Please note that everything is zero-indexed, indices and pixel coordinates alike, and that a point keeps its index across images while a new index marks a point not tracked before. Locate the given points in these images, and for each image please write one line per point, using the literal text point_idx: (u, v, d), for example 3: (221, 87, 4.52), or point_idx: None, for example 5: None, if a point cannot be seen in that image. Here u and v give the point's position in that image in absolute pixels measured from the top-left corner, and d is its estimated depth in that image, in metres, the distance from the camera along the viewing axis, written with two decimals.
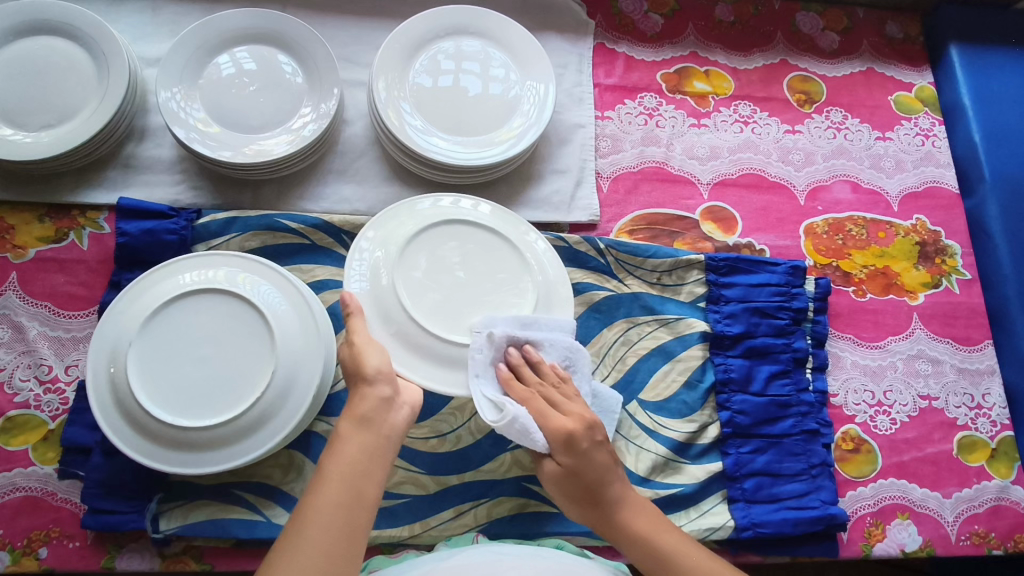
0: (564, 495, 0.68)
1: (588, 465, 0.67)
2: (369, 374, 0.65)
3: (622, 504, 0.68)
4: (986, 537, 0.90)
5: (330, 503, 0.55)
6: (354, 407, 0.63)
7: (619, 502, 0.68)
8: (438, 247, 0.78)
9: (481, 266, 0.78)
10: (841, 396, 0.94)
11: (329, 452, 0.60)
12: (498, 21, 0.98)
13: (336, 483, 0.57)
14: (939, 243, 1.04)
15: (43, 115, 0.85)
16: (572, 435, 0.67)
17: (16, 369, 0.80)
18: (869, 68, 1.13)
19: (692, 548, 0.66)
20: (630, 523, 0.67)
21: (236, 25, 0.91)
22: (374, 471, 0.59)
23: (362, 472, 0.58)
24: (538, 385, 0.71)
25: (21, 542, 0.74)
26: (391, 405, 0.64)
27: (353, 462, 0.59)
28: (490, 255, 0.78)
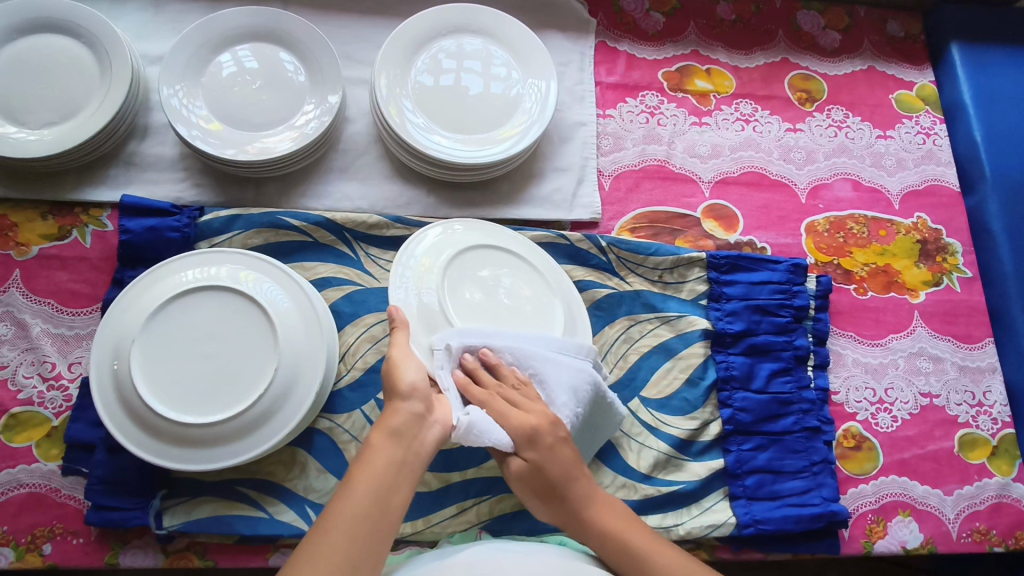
0: (527, 494, 0.67)
1: (552, 461, 0.66)
2: (403, 391, 0.63)
3: (587, 502, 0.67)
4: (987, 534, 0.90)
5: (353, 514, 0.55)
6: (385, 419, 0.61)
7: (583, 498, 0.67)
8: (474, 268, 0.79)
9: (519, 290, 0.79)
10: (842, 393, 0.94)
11: (358, 461, 0.59)
12: (500, 19, 0.98)
13: (361, 493, 0.56)
14: (940, 241, 1.04)
15: (46, 113, 0.85)
16: (535, 432, 0.65)
17: (19, 366, 0.80)
18: (870, 67, 1.14)
19: (662, 546, 0.67)
20: (596, 520, 0.67)
21: (239, 23, 0.91)
22: (400, 485, 0.58)
23: (389, 483, 0.58)
24: (496, 386, 0.67)
25: (25, 539, 0.74)
26: (425, 421, 0.62)
27: (379, 474, 0.58)
28: (525, 281, 0.80)
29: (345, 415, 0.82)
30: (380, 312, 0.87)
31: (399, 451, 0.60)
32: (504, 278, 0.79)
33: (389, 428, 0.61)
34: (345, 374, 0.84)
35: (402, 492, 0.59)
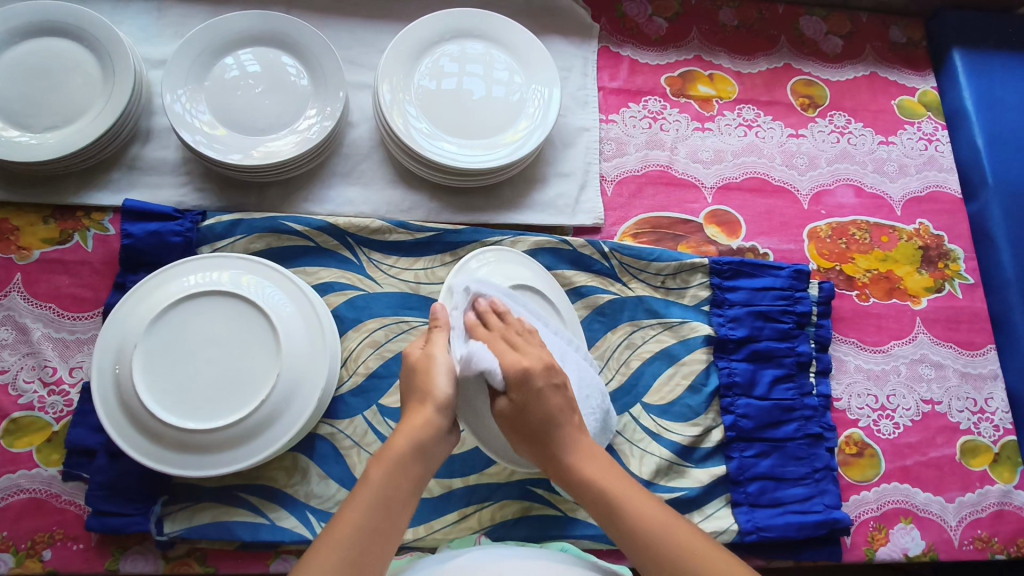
0: (509, 426, 0.64)
1: (536, 403, 0.63)
2: (441, 400, 0.62)
3: (568, 441, 0.64)
4: (989, 542, 0.90)
5: (367, 522, 0.55)
6: (409, 427, 0.61)
7: (568, 439, 0.64)
8: None
9: None
10: (844, 400, 0.94)
11: (375, 466, 0.59)
12: (503, 24, 0.98)
13: (376, 501, 0.57)
14: (942, 247, 1.04)
15: (48, 116, 0.85)
16: (528, 372, 0.62)
17: (20, 370, 0.80)
18: (872, 73, 1.14)
19: (643, 498, 0.61)
20: (575, 460, 0.63)
21: (242, 27, 0.91)
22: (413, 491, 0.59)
23: (403, 493, 0.58)
24: (500, 330, 0.68)
25: (25, 545, 0.74)
26: (445, 435, 0.62)
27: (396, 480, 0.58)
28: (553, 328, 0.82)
29: (347, 420, 0.82)
30: (382, 317, 0.87)
31: (416, 463, 0.60)
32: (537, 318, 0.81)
33: (413, 437, 0.60)
34: (347, 379, 0.84)
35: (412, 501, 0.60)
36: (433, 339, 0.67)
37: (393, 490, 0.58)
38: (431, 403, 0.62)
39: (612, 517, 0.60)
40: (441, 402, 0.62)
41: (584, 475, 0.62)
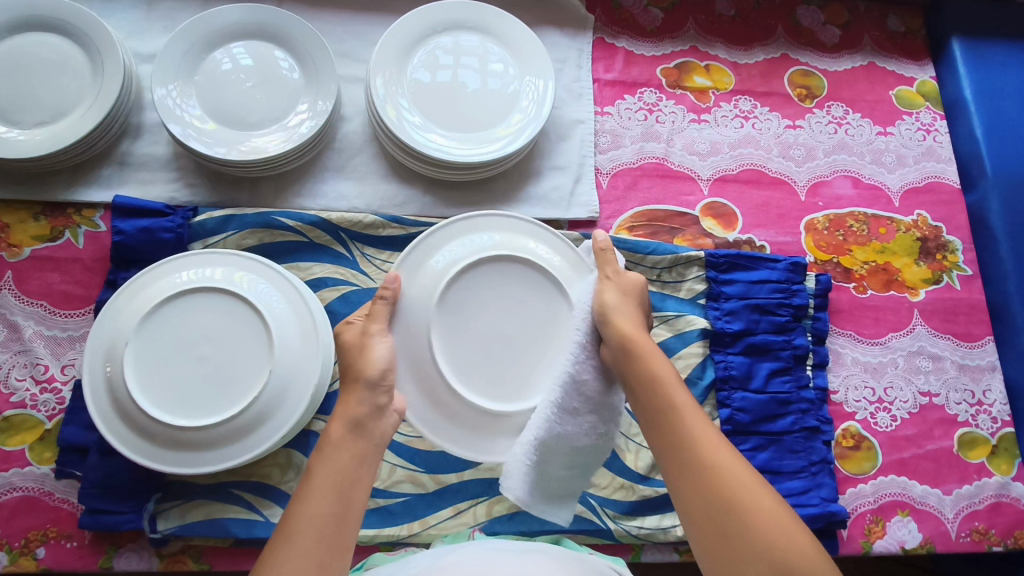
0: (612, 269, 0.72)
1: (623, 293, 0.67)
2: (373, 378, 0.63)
3: (682, 406, 0.59)
4: (986, 534, 0.90)
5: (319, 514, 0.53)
6: (347, 409, 0.61)
7: (678, 402, 0.59)
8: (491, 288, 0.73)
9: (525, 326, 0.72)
10: (842, 393, 0.94)
11: (317, 456, 0.58)
12: (499, 15, 0.96)
13: (322, 490, 0.54)
14: (940, 239, 1.04)
15: (36, 112, 0.84)
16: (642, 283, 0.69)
17: (11, 368, 0.79)
18: (870, 62, 1.13)
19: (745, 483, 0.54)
20: (685, 438, 0.57)
21: (232, 20, 0.90)
22: (361, 477, 0.57)
23: (353, 472, 0.57)
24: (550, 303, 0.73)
25: (18, 543, 0.74)
26: (383, 412, 0.63)
27: (340, 470, 0.56)
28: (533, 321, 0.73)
29: None
30: None
31: (359, 441, 0.59)
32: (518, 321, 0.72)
33: (347, 416, 0.60)
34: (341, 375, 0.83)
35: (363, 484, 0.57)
36: (375, 314, 0.68)
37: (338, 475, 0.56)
38: (362, 382, 0.63)
39: (711, 538, 0.52)
40: (373, 379, 0.63)
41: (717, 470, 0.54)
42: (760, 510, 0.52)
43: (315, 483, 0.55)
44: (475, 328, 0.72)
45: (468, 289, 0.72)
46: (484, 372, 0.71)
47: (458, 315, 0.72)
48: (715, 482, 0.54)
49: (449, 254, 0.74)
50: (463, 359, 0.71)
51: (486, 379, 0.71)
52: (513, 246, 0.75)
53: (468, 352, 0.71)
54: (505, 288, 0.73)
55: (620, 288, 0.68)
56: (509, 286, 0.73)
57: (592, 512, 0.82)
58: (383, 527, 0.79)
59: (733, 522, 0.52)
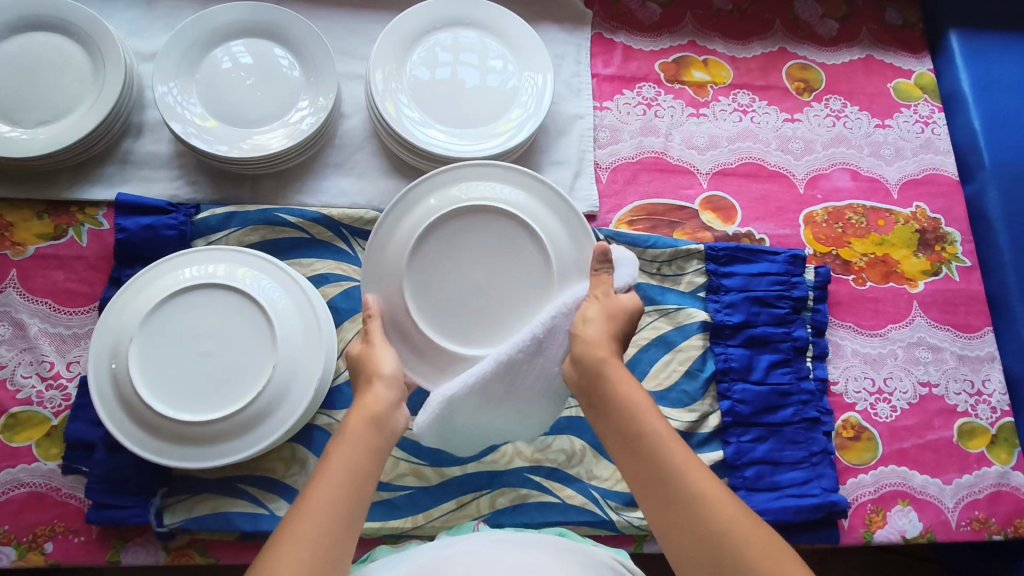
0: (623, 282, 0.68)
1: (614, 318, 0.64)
2: (388, 376, 0.64)
3: (660, 438, 0.57)
4: (986, 523, 0.90)
5: (333, 499, 0.52)
6: (369, 402, 0.61)
7: (654, 434, 0.57)
8: (477, 239, 0.71)
9: (508, 276, 0.71)
10: (841, 384, 0.94)
11: (332, 447, 0.58)
12: (497, 12, 0.97)
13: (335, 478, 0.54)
14: (939, 230, 1.04)
15: (39, 111, 0.85)
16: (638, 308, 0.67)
17: (18, 366, 0.80)
18: (868, 55, 1.13)
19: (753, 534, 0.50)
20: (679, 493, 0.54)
21: (232, 18, 0.90)
22: (371, 470, 0.57)
23: (364, 465, 0.56)
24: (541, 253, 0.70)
25: (26, 538, 0.75)
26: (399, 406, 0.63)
27: (353, 461, 0.56)
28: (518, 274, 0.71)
29: (344, 410, 0.82)
30: None
31: (373, 434, 0.59)
32: (500, 268, 0.71)
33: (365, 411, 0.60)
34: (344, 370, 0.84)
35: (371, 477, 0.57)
36: (371, 330, 0.69)
37: (352, 465, 0.56)
38: (379, 380, 0.63)
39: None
40: (389, 378, 0.64)
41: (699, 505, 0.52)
42: (747, 545, 0.49)
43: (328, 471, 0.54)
44: (456, 274, 0.71)
45: (457, 234, 0.71)
46: (453, 315, 0.70)
47: (438, 254, 0.71)
48: (702, 524, 0.51)
49: (441, 199, 0.72)
50: (436, 302, 0.70)
51: (456, 325, 0.70)
52: (517, 204, 0.72)
53: (442, 297, 0.70)
54: (493, 239, 0.71)
55: (605, 311, 0.64)
56: (504, 243, 0.71)
57: (594, 503, 0.83)
58: (387, 520, 0.79)
59: (717, 561, 0.50)
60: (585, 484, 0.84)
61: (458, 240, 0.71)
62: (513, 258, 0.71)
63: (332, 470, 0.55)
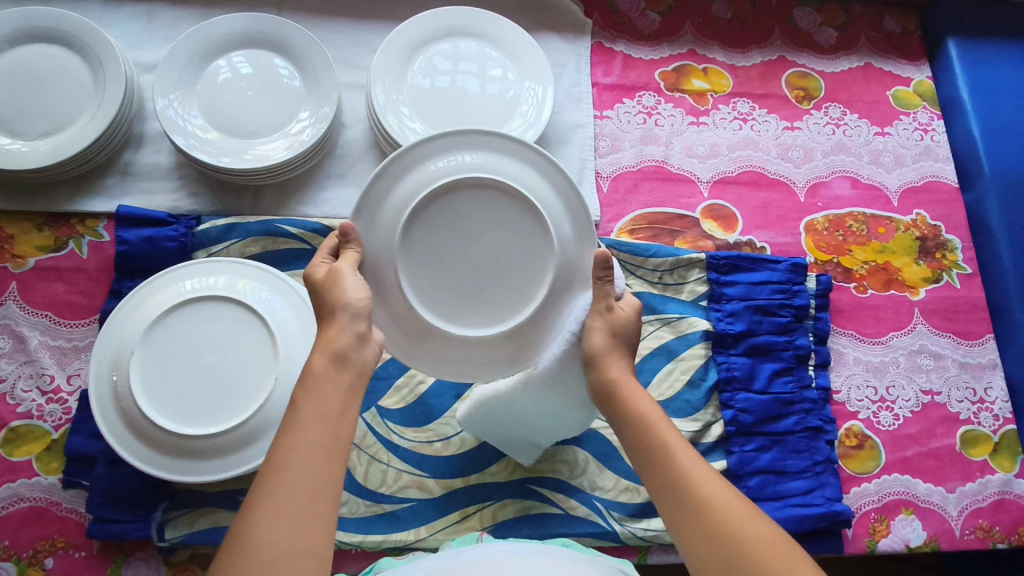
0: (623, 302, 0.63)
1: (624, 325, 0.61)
2: (355, 306, 0.56)
3: (675, 447, 0.56)
4: (990, 531, 0.90)
5: (309, 447, 0.48)
6: (328, 337, 0.54)
7: (672, 443, 0.56)
8: (446, 228, 0.61)
9: (495, 240, 0.62)
10: (844, 392, 0.94)
11: (302, 389, 0.52)
12: (496, 22, 0.97)
13: (310, 426, 0.49)
14: (939, 237, 1.04)
15: (39, 123, 0.84)
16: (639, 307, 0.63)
17: (18, 379, 0.80)
18: (867, 63, 1.13)
19: (758, 526, 0.50)
20: (682, 483, 0.53)
21: (232, 29, 0.90)
22: (348, 410, 0.52)
23: (338, 406, 0.51)
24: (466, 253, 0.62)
25: (26, 553, 0.74)
26: (367, 341, 0.56)
27: (327, 401, 0.51)
28: (501, 230, 0.62)
29: None
30: None
31: (344, 373, 0.53)
32: (487, 237, 0.62)
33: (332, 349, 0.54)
34: None
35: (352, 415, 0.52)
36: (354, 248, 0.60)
37: (324, 409, 0.50)
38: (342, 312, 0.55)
39: None
40: (357, 308, 0.56)
41: (716, 517, 0.51)
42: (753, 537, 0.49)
43: (302, 418, 0.50)
44: (449, 266, 0.62)
45: (453, 214, 0.61)
46: (483, 309, 0.62)
47: (427, 262, 0.61)
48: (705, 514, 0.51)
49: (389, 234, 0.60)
50: (456, 300, 0.62)
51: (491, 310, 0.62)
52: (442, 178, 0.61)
53: (461, 293, 0.62)
54: (454, 216, 0.61)
55: (609, 329, 0.60)
56: (470, 217, 0.61)
57: (598, 515, 0.83)
58: (390, 532, 0.79)
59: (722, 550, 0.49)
60: (588, 495, 0.84)
61: (434, 238, 0.61)
62: (486, 219, 0.62)
63: (305, 418, 0.50)
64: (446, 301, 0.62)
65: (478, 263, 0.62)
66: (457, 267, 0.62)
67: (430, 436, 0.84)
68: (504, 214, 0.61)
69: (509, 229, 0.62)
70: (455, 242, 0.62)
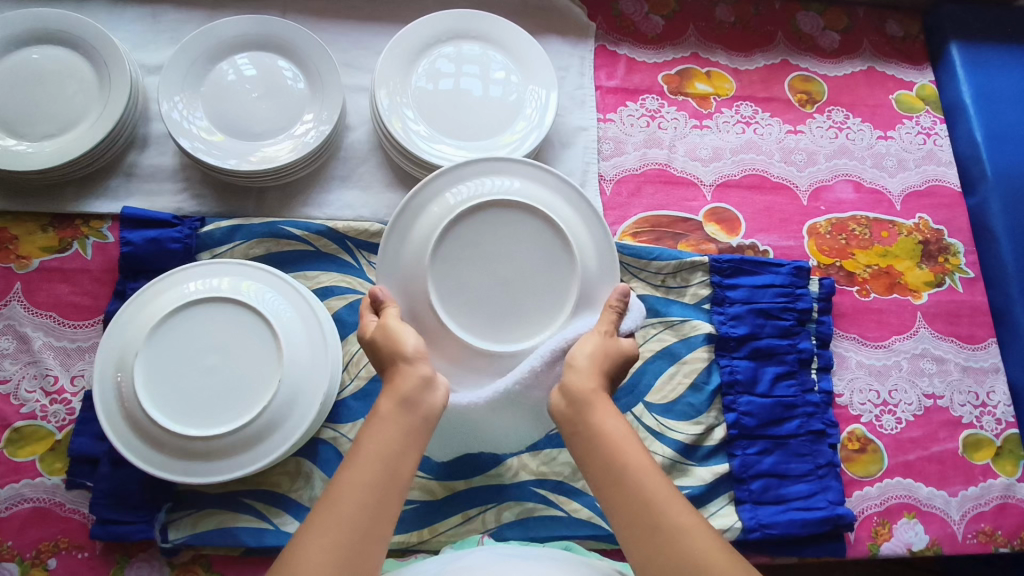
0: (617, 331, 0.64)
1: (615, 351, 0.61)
2: (409, 354, 0.57)
3: (647, 480, 0.51)
4: (992, 535, 0.90)
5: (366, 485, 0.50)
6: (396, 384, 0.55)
7: (638, 469, 0.52)
8: (468, 255, 0.68)
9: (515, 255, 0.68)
10: (846, 396, 0.94)
11: (368, 424, 0.54)
12: (500, 25, 0.97)
13: (370, 464, 0.51)
14: (942, 241, 1.04)
15: (44, 124, 0.85)
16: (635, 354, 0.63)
17: (22, 380, 0.80)
18: (869, 67, 1.13)
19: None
20: (652, 526, 0.49)
21: (236, 32, 0.90)
22: (410, 452, 0.53)
23: (400, 448, 0.52)
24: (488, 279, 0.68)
25: (30, 554, 0.74)
26: (434, 384, 0.56)
27: (389, 441, 0.52)
28: (517, 244, 0.68)
29: (350, 424, 0.82)
30: None
31: (408, 418, 0.54)
32: (509, 254, 0.68)
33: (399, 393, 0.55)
34: (350, 383, 0.84)
35: (412, 458, 0.53)
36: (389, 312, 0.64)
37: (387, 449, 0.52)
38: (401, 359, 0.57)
39: None
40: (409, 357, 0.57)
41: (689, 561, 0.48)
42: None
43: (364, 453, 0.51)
44: (480, 289, 0.67)
45: (470, 239, 0.68)
46: (504, 326, 0.67)
47: (461, 292, 0.67)
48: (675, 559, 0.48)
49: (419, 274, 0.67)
50: (494, 318, 0.67)
51: (526, 319, 0.68)
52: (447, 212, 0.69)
53: (497, 311, 0.67)
54: (471, 243, 0.68)
55: (603, 349, 0.60)
56: (487, 238, 0.68)
57: (601, 517, 0.83)
58: (393, 535, 0.79)
59: None
60: (590, 497, 0.83)
61: (459, 267, 0.67)
62: (502, 239, 0.68)
63: (367, 454, 0.51)
64: (486, 323, 0.67)
65: (505, 279, 0.68)
66: (492, 287, 0.67)
67: None
68: (516, 228, 0.68)
69: (524, 241, 0.68)
70: (480, 264, 0.68)
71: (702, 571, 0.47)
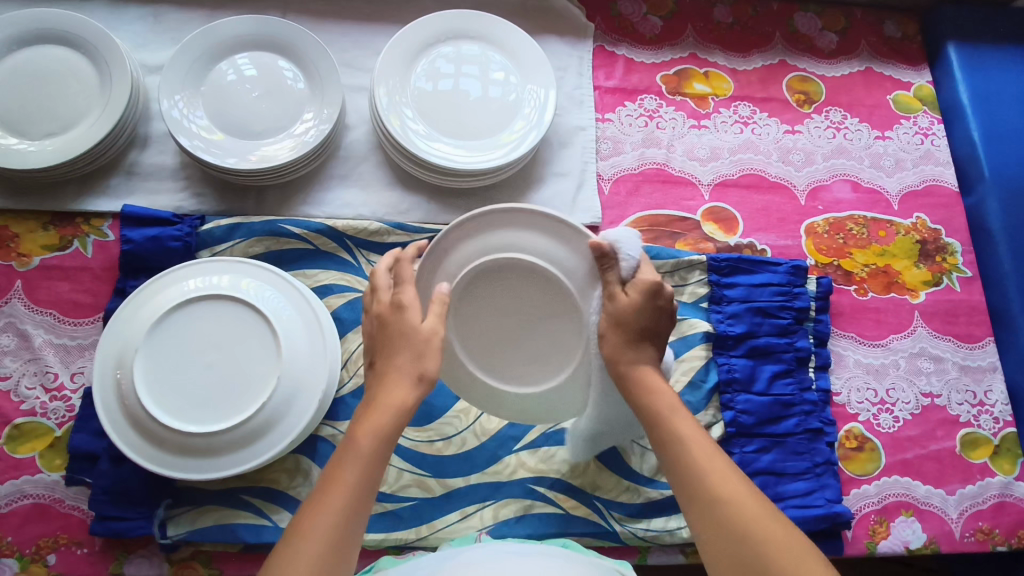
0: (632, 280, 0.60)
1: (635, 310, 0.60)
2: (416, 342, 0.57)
3: (692, 444, 0.57)
4: (990, 534, 0.90)
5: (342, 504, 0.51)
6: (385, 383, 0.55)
7: (684, 436, 0.57)
8: (483, 322, 0.68)
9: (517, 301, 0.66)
10: (844, 395, 0.94)
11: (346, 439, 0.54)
12: (499, 25, 0.98)
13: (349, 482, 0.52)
14: (939, 241, 1.05)
15: (45, 123, 0.85)
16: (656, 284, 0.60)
17: (22, 377, 0.80)
18: (867, 68, 1.14)
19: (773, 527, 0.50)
20: (698, 481, 0.54)
21: (237, 31, 0.91)
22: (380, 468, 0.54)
23: (374, 467, 0.54)
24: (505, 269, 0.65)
25: (29, 550, 0.74)
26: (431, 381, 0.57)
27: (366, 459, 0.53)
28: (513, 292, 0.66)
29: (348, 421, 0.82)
30: None
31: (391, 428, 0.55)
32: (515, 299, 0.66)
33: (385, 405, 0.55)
34: (348, 381, 0.84)
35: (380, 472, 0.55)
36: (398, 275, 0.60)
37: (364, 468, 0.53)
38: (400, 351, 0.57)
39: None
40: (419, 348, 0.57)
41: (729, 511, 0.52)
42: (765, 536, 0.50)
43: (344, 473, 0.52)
44: (511, 343, 0.68)
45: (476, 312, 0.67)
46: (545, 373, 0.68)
47: (499, 355, 0.69)
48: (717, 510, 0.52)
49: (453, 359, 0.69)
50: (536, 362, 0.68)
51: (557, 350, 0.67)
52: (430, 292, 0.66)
53: (534, 353, 0.68)
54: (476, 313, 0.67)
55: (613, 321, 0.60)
56: (484, 307, 0.67)
57: (598, 514, 0.83)
58: (391, 531, 0.80)
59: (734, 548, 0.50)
60: (588, 495, 0.84)
61: (482, 331, 0.68)
62: (499, 295, 0.66)
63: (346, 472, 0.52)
64: (534, 373, 0.69)
65: (524, 322, 0.67)
66: (521, 327, 0.67)
67: (431, 436, 0.84)
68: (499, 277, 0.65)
69: (516, 283, 0.65)
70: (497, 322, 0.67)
71: (741, 521, 0.51)
